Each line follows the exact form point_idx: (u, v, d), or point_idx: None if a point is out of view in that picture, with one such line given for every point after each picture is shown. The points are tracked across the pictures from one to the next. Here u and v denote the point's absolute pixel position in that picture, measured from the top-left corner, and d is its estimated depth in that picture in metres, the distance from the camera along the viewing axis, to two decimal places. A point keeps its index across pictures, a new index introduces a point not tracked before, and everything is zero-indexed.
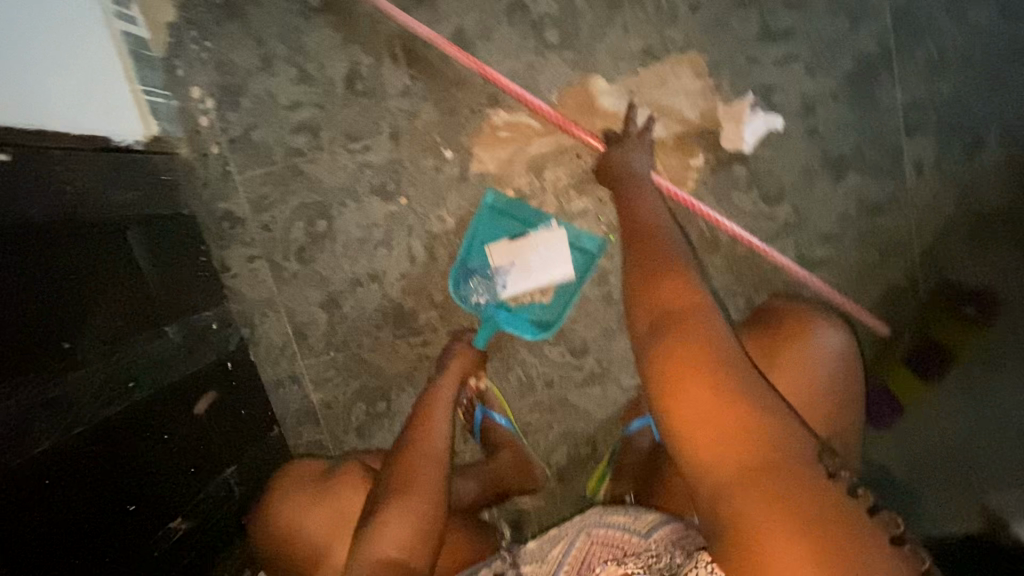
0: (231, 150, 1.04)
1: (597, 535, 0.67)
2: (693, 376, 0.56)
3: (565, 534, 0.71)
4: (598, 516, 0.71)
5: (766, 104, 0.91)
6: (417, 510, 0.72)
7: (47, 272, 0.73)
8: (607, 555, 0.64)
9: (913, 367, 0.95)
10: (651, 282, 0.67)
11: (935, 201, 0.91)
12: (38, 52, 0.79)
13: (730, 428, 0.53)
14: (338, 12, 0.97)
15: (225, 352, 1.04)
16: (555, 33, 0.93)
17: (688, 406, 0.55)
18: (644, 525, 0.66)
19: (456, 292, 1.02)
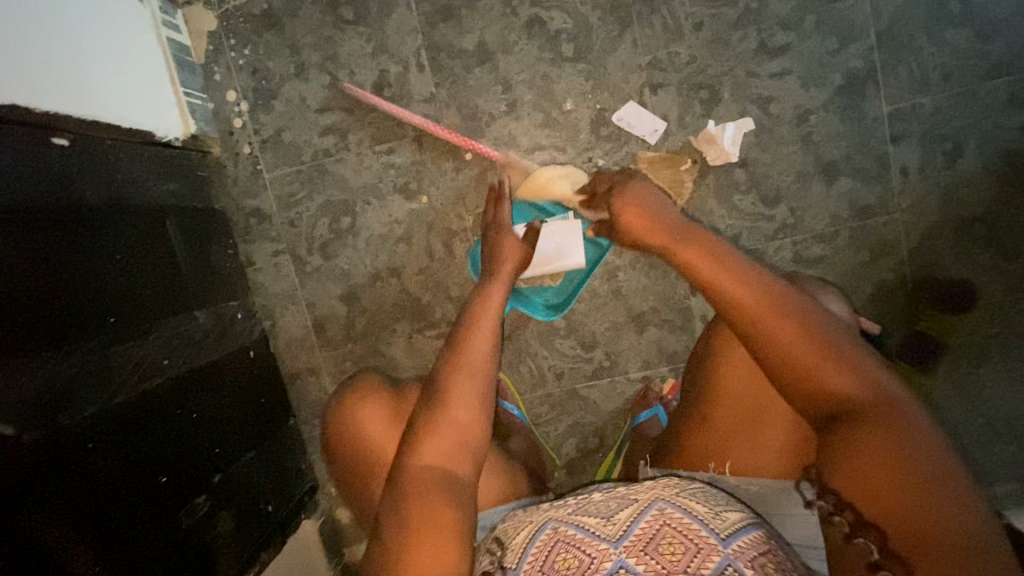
0: (262, 150, 1.10)
1: (672, 517, 0.64)
2: (887, 464, 0.54)
3: (634, 495, 0.69)
4: (672, 494, 0.68)
5: (765, 113, 0.99)
6: (463, 421, 0.71)
7: (98, 251, 0.79)
8: (682, 549, 0.61)
9: (908, 360, 1.02)
10: (789, 343, 0.63)
11: (921, 204, 0.99)
12: (93, 52, 0.86)
13: (928, 517, 0.51)
14: (368, 23, 1.04)
15: (250, 342, 1.08)
16: (570, 47, 1.01)
17: (879, 489, 0.54)
18: (724, 529, 0.64)
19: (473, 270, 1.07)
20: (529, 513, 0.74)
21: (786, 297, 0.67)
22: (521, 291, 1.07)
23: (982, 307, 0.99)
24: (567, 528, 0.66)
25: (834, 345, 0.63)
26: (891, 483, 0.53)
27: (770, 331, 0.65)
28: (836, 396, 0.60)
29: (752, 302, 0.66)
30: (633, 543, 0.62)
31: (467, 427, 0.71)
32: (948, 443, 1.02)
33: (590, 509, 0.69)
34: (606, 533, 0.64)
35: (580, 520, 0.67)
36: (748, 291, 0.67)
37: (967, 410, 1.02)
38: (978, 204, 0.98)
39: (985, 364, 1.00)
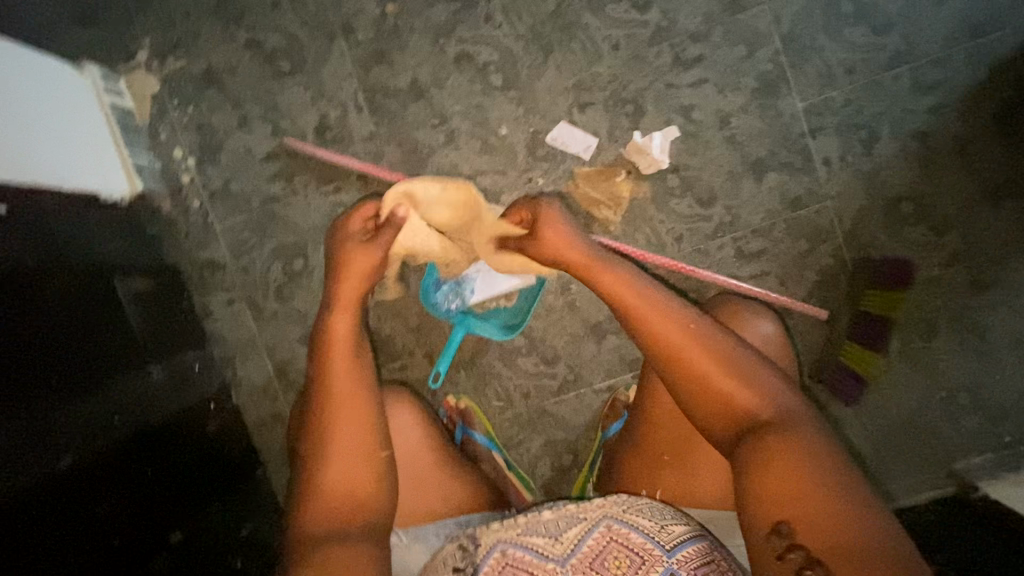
0: (212, 202, 1.12)
1: (617, 533, 0.65)
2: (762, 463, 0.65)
3: (582, 511, 0.68)
4: (620, 510, 0.68)
5: (688, 120, 1.04)
6: (352, 466, 0.75)
7: (40, 310, 0.79)
8: (627, 562, 0.64)
9: (861, 341, 1.04)
10: (696, 374, 0.72)
11: (847, 190, 1.04)
12: (37, 122, 0.89)
13: (783, 494, 0.62)
14: (305, 73, 1.09)
15: (208, 394, 1.07)
16: (498, 76, 1.06)
17: (763, 484, 0.64)
18: (670, 540, 0.65)
19: (428, 302, 1.09)
20: (478, 531, 0.71)
21: (699, 327, 0.75)
22: (477, 314, 1.09)
23: (919, 281, 1.03)
24: (514, 550, 0.66)
25: (737, 364, 0.72)
26: (776, 477, 0.63)
27: (679, 361, 0.73)
28: (738, 413, 0.70)
29: (667, 335, 0.74)
30: (580, 561, 0.64)
31: (357, 472, 0.75)
32: (911, 419, 1.04)
33: (540, 527, 0.67)
34: (555, 552, 0.65)
35: (530, 540, 0.66)
36: (658, 320, 0.75)
37: (928, 386, 1.03)
38: (898, 185, 1.03)
39: (934, 338, 1.03)
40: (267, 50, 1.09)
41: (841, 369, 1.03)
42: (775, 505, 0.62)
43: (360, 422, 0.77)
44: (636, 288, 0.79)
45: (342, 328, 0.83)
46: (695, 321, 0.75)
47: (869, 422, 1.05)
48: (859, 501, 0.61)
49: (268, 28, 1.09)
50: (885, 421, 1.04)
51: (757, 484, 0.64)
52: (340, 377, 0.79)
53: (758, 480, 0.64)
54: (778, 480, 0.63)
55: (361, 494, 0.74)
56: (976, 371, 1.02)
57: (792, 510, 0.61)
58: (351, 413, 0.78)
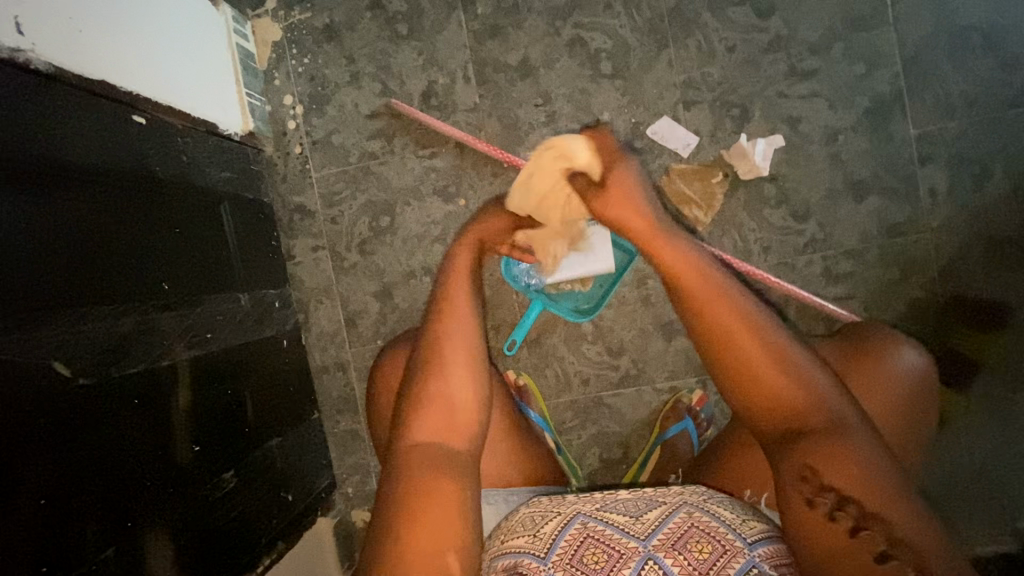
0: (312, 151, 1.17)
1: (699, 520, 0.65)
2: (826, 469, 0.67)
3: (660, 496, 0.69)
4: (700, 500, 0.69)
5: (793, 132, 1.03)
6: (462, 393, 0.76)
7: (159, 221, 0.83)
8: (709, 549, 0.62)
9: (950, 380, 1.01)
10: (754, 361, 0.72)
11: (950, 223, 1.01)
12: (177, 48, 0.94)
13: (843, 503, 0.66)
14: (421, 39, 1.13)
15: (283, 331, 1.10)
16: (609, 64, 1.07)
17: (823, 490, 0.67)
18: (750, 533, 0.65)
19: (507, 273, 1.11)
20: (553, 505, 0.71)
21: (761, 325, 0.74)
22: (551, 294, 1.11)
23: (1015, 329, 0.99)
24: (596, 524, 0.65)
25: (792, 362, 0.72)
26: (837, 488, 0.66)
27: (730, 354, 0.73)
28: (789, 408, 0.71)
29: (719, 319, 0.75)
30: (662, 541, 0.62)
31: (466, 400, 0.76)
32: (985, 470, 1.00)
33: (620, 505, 0.68)
34: (637, 530, 0.64)
35: (612, 518, 0.66)
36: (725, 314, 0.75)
37: (1011, 441, 0.99)
38: (1006, 226, 1.00)
39: (1022, 391, 0.99)
40: (388, 12, 1.13)
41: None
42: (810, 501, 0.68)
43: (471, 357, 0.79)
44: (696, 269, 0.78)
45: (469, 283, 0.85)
46: (754, 315, 0.75)
47: (940, 466, 1.01)
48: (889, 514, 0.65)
49: None
50: (957, 467, 1.00)
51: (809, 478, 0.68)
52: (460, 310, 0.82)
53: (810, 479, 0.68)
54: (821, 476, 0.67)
55: (463, 426, 0.75)
56: None
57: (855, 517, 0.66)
58: (459, 363, 0.78)
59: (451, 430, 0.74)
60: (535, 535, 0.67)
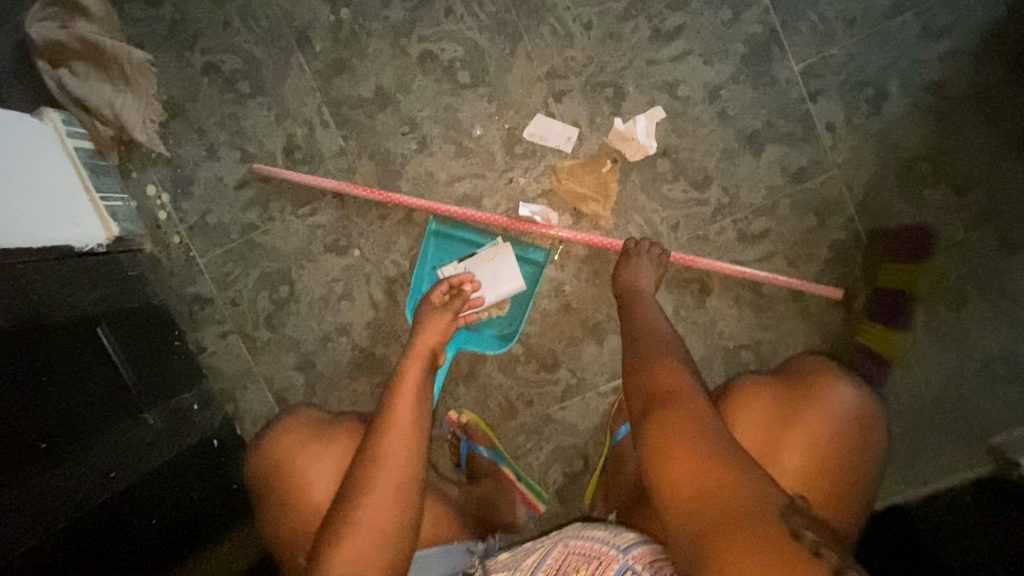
0: (191, 237, 1.10)
1: (573, 545, 0.71)
2: (674, 445, 0.62)
3: (539, 544, 0.76)
4: (577, 531, 0.75)
5: (673, 98, 0.96)
6: (377, 521, 0.68)
7: (25, 377, 0.77)
8: (585, 567, 0.67)
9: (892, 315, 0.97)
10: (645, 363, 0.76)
11: (856, 154, 0.96)
12: (0, 175, 0.84)
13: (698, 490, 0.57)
14: (267, 92, 1.04)
15: (211, 431, 1.06)
16: (466, 73, 0.99)
17: (680, 471, 0.59)
18: (626, 542, 0.69)
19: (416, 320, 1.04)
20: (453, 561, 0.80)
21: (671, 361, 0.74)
22: (470, 327, 1.05)
23: (944, 246, 0.96)
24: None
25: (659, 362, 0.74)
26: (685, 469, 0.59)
27: (652, 369, 0.73)
28: (665, 390, 0.70)
29: (632, 358, 0.77)
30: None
31: (382, 520, 0.69)
32: (944, 396, 0.97)
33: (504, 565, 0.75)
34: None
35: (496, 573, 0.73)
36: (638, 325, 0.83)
37: (965, 362, 0.96)
38: (913, 144, 0.95)
39: (966, 307, 0.96)
40: (225, 73, 1.05)
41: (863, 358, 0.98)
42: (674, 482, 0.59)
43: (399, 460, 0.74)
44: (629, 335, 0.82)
45: (402, 433, 0.77)
46: (671, 352, 0.77)
47: (900, 402, 0.98)
48: (755, 480, 0.57)
49: (224, 49, 1.04)
50: (915, 399, 0.97)
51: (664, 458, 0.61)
52: (401, 408, 0.79)
53: (666, 447, 0.62)
54: (690, 446, 0.61)
55: (375, 544, 0.67)
56: (1011, 339, 0.95)
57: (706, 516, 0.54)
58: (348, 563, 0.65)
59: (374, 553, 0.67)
60: None
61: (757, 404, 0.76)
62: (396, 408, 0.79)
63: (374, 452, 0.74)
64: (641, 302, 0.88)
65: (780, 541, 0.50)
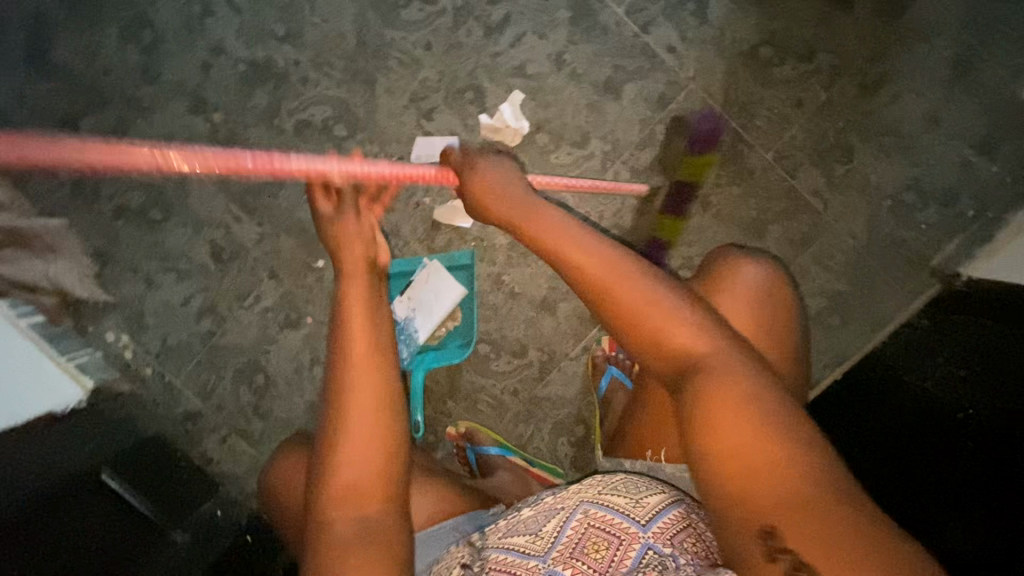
0: (162, 363, 1.17)
1: (593, 516, 0.61)
2: (728, 420, 0.53)
3: (560, 502, 0.65)
4: (597, 491, 0.64)
5: (527, 77, 1.03)
6: (363, 448, 0.64)
7: (61, 538, 0.86)
8: (605, 545, 0.60)
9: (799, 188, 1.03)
10: (626, 306, 0.63)
11: (704, 62, 1.03)
12: None
13: (779, 478, 0.49)
14: (177, 211, 1.12)
15: (242, 527, 1.10)
16: (341, 126, 1.07)
17: (739, 455, 0.51)
18: (645, 513, 0.61)
19: None
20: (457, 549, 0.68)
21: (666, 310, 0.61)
22: (435, 346, 1.12)
23: (814, 111, 1.02)
24: (500, 554, 0.62)
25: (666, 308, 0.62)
26: (749, 449, 0.51)
27: (646, 328, 0.62)
28: (679, 355, 0.60)
29: (598, 294, 0.64)
30: (563, 551, 0.60)
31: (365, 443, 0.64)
32: (872, 240, 1.02)
33: (520, 527, 0.65)
34: (535, 548, 0.61)
35: (511, 542, 0.63)
36: (582, 256, 0.66)
37: (877, 204, 1.02)
38: (749, 34, 1.02)
39: (854, 156, 1.02)
40: (136, 209, 1.13)
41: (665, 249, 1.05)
42: (734, 472, 0.51)
43: (372, 383, 0.67)
44: (607, 267, 0.65)
45: (365, 339, 0.69)
46: (656, 291, 0.63)
47: (836, 260, 1.03)
48: (820, 450, 0.51)
49: (127, 189, 1.13)
50: (848, 254, 1.03)
51: (712, 448, 0.53)
52: (357, 337, 0.69)
53: (713, 429, 0.53)
54: (735, 421, 0.52)
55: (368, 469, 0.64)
56: (903, 169, 1.02)
57: (792, 514, 0.47)
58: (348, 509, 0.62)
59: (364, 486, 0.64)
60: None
61: None
62: (354, 333, 0.69)
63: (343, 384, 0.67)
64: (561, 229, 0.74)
65: (881, 526, 0.45)
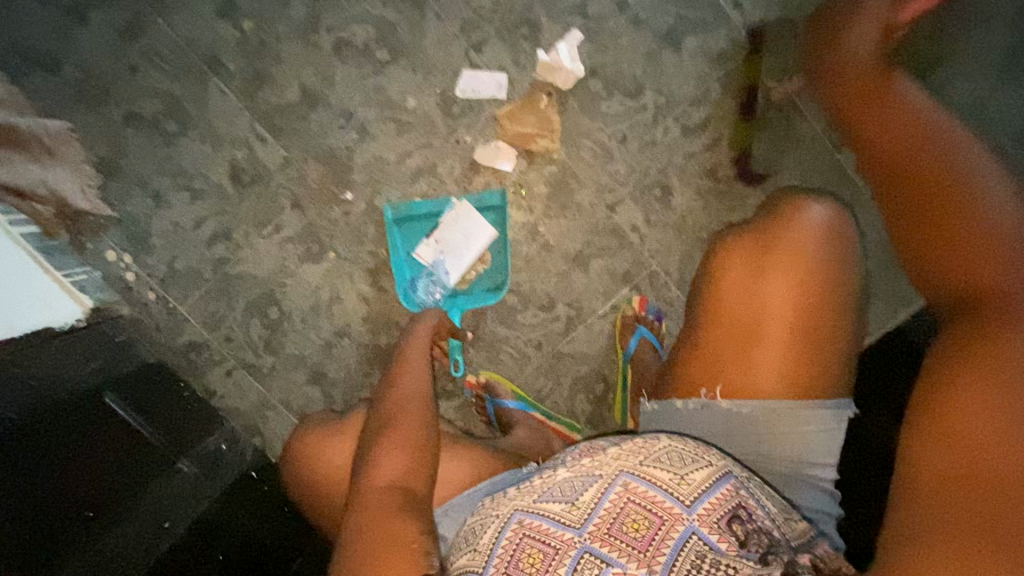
0: (167, 289, 1.10)
1: (636, 492, 0.56)
2: (982, 404, 0.55)
3: (598, 468, 0.60)
4: (637, 461, 0.59)
5: (586, 17, 1.01)
6: (406, 456, 0.73)
7: (66, 452, 0.79)
8: (645, 524, 0.55)
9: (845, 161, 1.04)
10: (940, 175, 0.70)
11: (766, 25, 1.02)
12: None
13: (966, 466, 0.53)
14: (197, 124, 1.04)
15: (246, 464, 1.07)
16: (384, 50, 1.02)
17: (963, 423, 0.56)
18: (689, 493, 0.56)
19: (412, 304, 1.08)
20: (495, 504, 0.63)
21: (1010, 224, 0.64)
22: (464, 291, 1.09)
23: None
24: (533, 519, 0.57)
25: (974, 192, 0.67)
26: (977, 412, 0.55)
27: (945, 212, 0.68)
28: (969, 286, 0.65)
29: (937, 174, 0.71)
30: (598, 526, 0.55)
31: (407, 462, 0.73)
32: None
33: (554, 491, 0.59)
34: (571, 519, 0.56)
35: (542, 507, 0.58)
36: (886, 142, 0.78)
37: None
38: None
39: None
40: (148, 118, 1.05)
41: (657, 192, 1.05)
42: (956, 432, 0.56)
43: (419, 390, 0.85)
44: (940, 155, 0.72)
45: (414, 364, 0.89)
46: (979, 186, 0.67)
47: (872, 236, 1.04)
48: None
49: (138, 96, 1.04)
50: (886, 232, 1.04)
51: (942, 398, 0.59)
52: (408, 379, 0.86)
53: (951, 400, 0.58)
54: (995, 436, 0.53)
55: (408, 470, 0.72)
56: None
57: (965, 500, 0.51)
58: (387, 448, 0.74)
59: (406, 478, 0.71)
60: (477, 546, 0.59)
61: (740, 252, 0.78)
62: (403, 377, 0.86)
63: (397, 376, 0.88)
64: (900, 107, 0.79)
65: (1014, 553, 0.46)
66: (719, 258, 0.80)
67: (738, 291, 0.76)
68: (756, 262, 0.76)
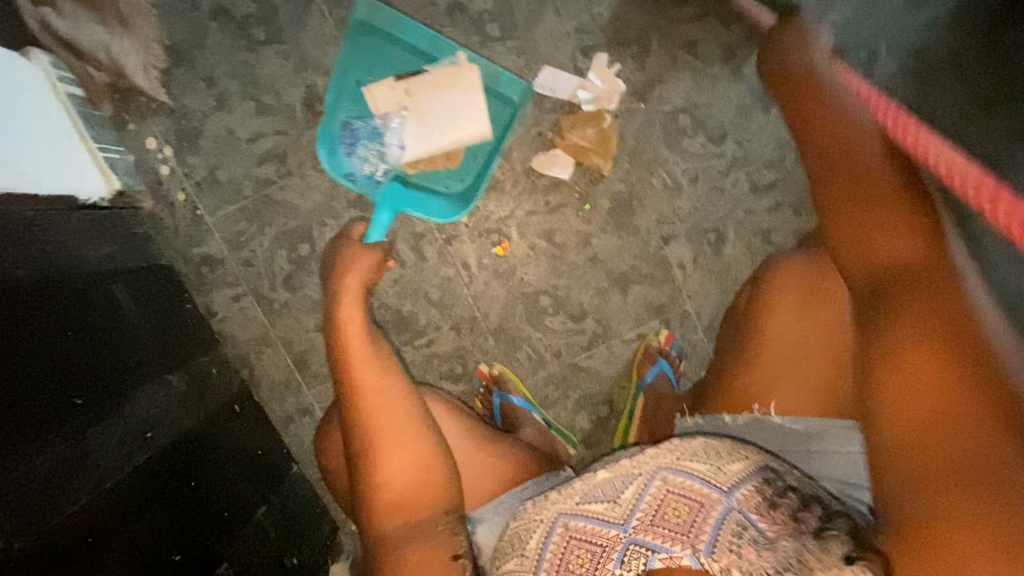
0: (199, 195, 1.04)
1: (673, 485, 0.59)
2: (920, 365, 0.50)
3: (635, 466, 0.62)
4: (674, 457, 0.61)
5: (693, 56, 1.05)
6: (413, 465, 0.74)
7: (60, 329, 0.71)
8: (686, 512, 0.58)
9: None
10: (860, 163, 0.63)
11: None
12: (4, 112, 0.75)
13: (921, 446, 0.48)
14: (286, 40, 1.02)
15: (232, 397, 1.00)
16: (495, 26, 1.03)
17: (909, 394, 0.50)
18: (727, 479, 0.58)
19: (343, 162, 1.01)
20: (535, 505, 0.65)
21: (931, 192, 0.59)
22: (410, 176, 1.03)
23: None
24: (577, 521, 0.61)
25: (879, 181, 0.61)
26: (916, 383, 0.50)
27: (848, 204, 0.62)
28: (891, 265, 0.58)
29: (858, 169, 0.63)
30: (642, 519, 0.59)
31: (406, 469, 0.74)
32: None
33: (597, 491, 0.62)
34: (616, 516, 0.60)
35: (590, 508, 0.61)
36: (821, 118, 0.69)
37: None
38: None
39: None
40: (237, 19, 1.01)
41: (710, 237, 1.08)
42: (897, 402, 0.51)
43: (388, 390, 0.80)
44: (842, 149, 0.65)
45: (364, 361, 0.81)
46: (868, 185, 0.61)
47: None
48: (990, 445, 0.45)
49: None
50: None
51: (886, 373, 0.52)
52: (364, 370, 0.80)
53: (892, 375, 0.52)
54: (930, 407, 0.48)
55: (412, 483, 0.74)
56: None
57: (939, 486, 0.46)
58: (387, 464, 0.74)
59: (416, 494, 0.73)
60: (522, 550, 0.63)
61: (792, 279, 0.83)
62: (359, 371, 0.80)
63: (355, 373, 0.81)
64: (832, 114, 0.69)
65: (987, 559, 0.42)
66: (774, 281, 0.85)
67: (790, 314, 0.81)
68: (807, 294, 0.80)
